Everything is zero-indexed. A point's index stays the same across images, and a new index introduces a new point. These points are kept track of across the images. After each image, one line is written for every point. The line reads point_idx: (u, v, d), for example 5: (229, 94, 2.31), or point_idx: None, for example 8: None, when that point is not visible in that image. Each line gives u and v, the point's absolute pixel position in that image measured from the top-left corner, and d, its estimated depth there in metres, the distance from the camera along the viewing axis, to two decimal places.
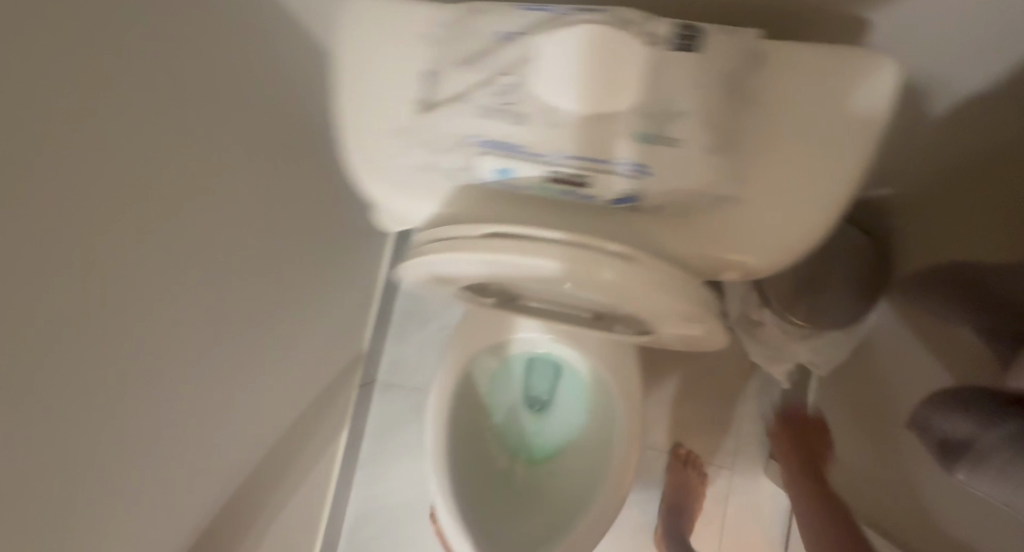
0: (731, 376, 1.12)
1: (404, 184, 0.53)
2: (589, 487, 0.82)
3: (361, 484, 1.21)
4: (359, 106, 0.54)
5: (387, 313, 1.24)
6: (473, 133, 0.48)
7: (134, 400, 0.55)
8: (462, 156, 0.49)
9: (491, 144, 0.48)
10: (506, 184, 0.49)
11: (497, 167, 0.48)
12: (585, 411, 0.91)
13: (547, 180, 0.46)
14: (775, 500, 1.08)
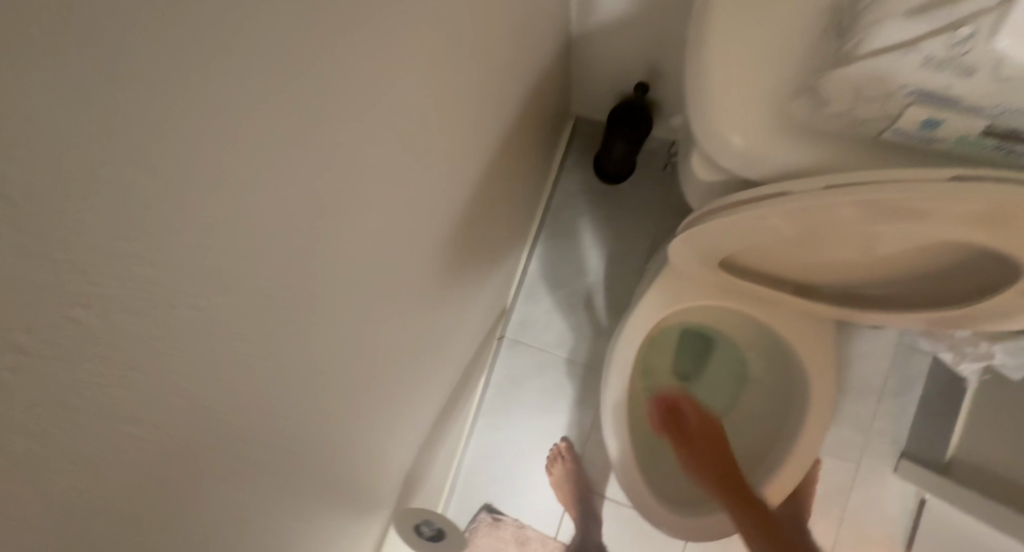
0: (875, 375, 1.10)
1: (775, 136, 0.50)
2: (756, 456, 0.85)
3: (482, 430, 1.27)
4: (734, 54, 0.50)
5: (525, 271, 1.28)
6: (907, 82, 0.42)
7: (413, 325, 0.60)
8: (878, 105, 0.45)
9: (925, 94, 0.43)
10: (922, 136, 0.47)
11: (923, 120, 0.45)
12: (741, 384, 0.94)
13: (979, 134, 0.45)
14: (903, 502, 1.08)
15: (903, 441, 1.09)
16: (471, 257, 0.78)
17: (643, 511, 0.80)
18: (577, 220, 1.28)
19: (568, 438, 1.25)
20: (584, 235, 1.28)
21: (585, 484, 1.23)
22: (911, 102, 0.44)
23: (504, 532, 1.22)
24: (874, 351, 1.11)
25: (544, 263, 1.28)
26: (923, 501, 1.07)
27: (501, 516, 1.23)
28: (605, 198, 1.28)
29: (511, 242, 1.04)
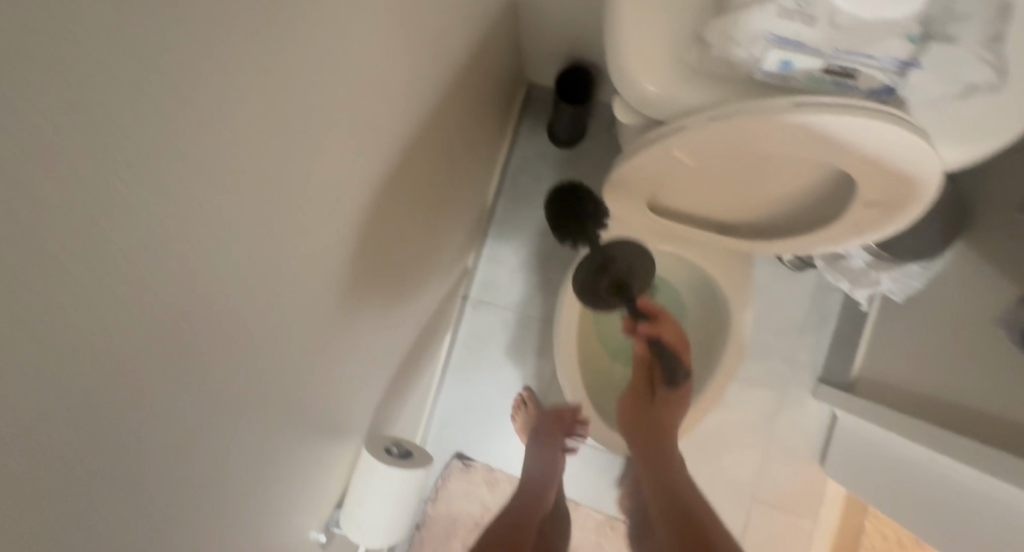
0: (793, 311, 1.27)
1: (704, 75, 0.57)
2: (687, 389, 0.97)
3: (452, 385, 1.36)
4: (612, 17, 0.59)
5: (484, 237, 1.36)
6: (766, 28, 0.52)
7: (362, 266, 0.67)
8: (754, 50, 0.53)
9: (776, 38, 0.52)
10: (782, 77, 0.54)
11: (780, 59, 0.53)
12: (682, 324, 1.04)
13: (822, 71, 0.53)
14: (817, 416, 1.26)
15: (819, 368, 1.26)
16: (416, 214, 0.85)
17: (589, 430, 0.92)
18: (529, 184, 1.36)
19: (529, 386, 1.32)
20: (537, 199, 1.36)
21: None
22: (767, 46, 0.52)
23: (473, 476, 1.34)
24: (792, 292, 1.27)
25: (501, 226, 1.37)
26: (835, 416, 1.24)
27: (470, 461, 1.35)
28: (555, 162, 1.36)
29: (466, 203, 1.12)
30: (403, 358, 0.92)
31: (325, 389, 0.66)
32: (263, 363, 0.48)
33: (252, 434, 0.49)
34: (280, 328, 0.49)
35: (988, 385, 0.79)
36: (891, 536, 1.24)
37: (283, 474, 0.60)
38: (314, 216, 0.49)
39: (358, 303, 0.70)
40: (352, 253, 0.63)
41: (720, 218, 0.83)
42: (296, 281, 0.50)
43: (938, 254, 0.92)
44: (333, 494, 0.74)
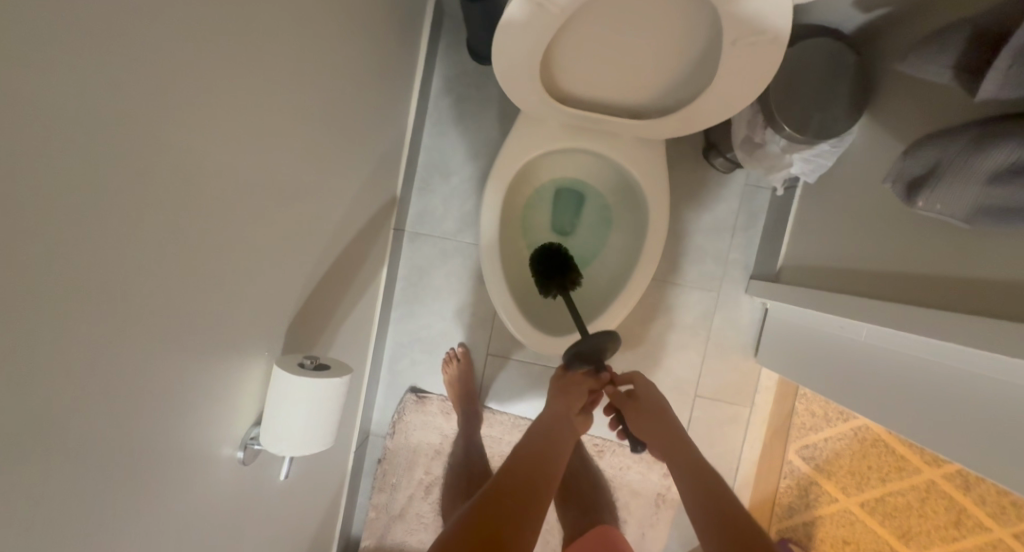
0: (723, 211, 1.29)
1: None
2: (614, 292, 0.99)
3: (398, 320, 1.35)
4: None
5: (413, 167, 1.31)
6: None
7: (261, 181, 0.63)
8: None
9: None
10: None
11: None
12: (608, 227, 1.04)
13: None
14: (749, 310, 1.32)
15: (750, 265, 1.30)
16: (328, 126, 0.81)
17: (521, 339, 0.92)
18: (455, 107, 1.31)
19: (464, 344, 1.35)
20: (466, 122, 1.31)
21: (473, 383, 1.34)
22: None
23: (428, 408, 1.35)
24: (722, 193, 1.28)
25: (432, 154, 1.32)
26: (767, 310, 1.30)
27: (423, 393, 1.35)
28: (482, 80, 1.30)
29: (384, 124, 1.07)
30: (319, 282, 0.89)
31: (239, 304, 0.64)
32: (137, 286, 0.44)
33: (149, 337, 0.48)
34: (169, 223, 0.47)
35: (898, 260, 0.86)
36: (818, 412, 1.37)
37: (192, 386, 0.58)
38: (190, 102, 0.45)
39: (267, 216, 0.67)
40: (252, 159, 0.60)
41: (624, 102, 0.82)
42: (181, 174, 0.47)
43: (846, 129, 0.94)
44: (250, 411, 0.70)
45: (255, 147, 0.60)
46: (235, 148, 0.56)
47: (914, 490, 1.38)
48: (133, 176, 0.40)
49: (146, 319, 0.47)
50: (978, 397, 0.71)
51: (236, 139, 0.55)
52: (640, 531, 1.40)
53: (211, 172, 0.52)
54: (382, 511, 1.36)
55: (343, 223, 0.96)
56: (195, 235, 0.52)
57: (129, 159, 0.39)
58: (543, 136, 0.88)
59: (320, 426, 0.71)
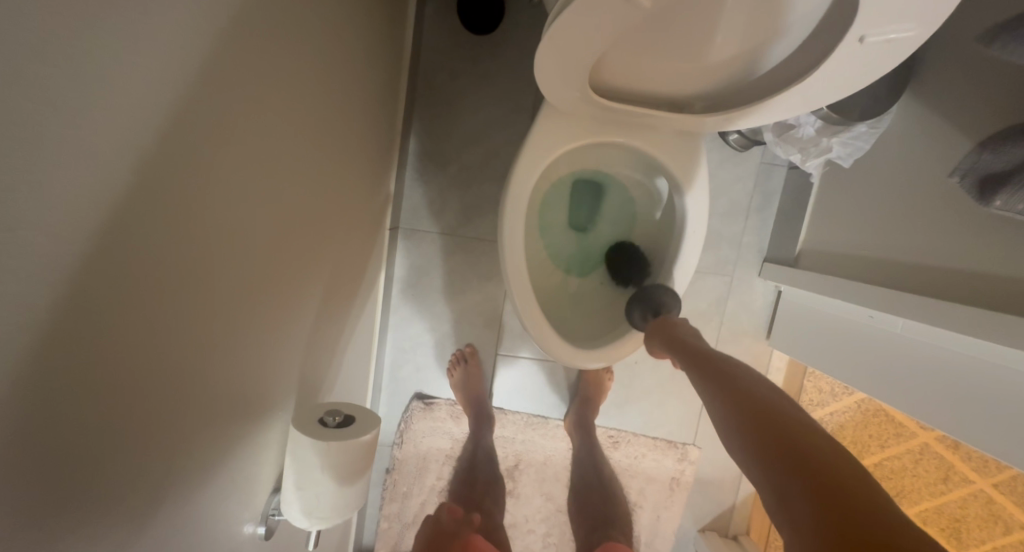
0: (738, 193, 1.23)
1: None
2: None
3: (397, 324, 1.26)
4: None
5: (403, 158, 1.18)
6: None
7: (232, 215, 0.51)
8: None
9: None
10: None
11: None
12: (632, 222, 0.96)
13: None
14: (762, 293, 1.28)
15: (765, 248, 1.25)
16: (309, 132, 0.68)
17: (550, 356, 0.83)
18: (446, 88, 1.17)
19: (472, 343, 1.28)
20: (460, 103, 1.18)
21: (482, 384, 1.25)
22: None
23: (436, 413, 1.29)
24: (738, 174, 1.22)
25: (422, 141, 1.19)
26: (780, 292, 1.27)
27: (431, 399, 1.29)
28: (474, 55, 1.16)
29: (368, 115, 0.94)
30: (319, 309, 0.78)
31: (228, 362, 0.54)
32: (82, 406, 0.33)
33: (122, 440, 0.38)
34: (124, 301, 0.36)
35: (932, 249, 0.81)
36: (824, 387, 1.37)
37: (189, 471, 0.49)
38: (130, 144, 0.34)
39: (249, 254, 0.56)
40: (222, 191, 0.48)
41: (666, 92, 0.71)
42: (134, 238, 0.36)
43: (885, 109, 0.88)
44: (268, 480, 0.66)
45: (223, 176, 0.48)
46: (195, 186, 0.43)
47: (909, 453, 1.30)
48: (61, 264, 0.29)
49: (114, 421, 0.37)
50: (1004, 398, 0.69)
51: (200, 174, 0.44)
52: (655, 514, 1.40)
53: (172, 225, 0.41)
54: (394, 520, 1.30)
55: (335, 235, 0.83)
56: (162, 305, 0.41)
57: (51, 247, 0.28)
58: (559, 130, 0.78)
59: (351, 492, 0.63)
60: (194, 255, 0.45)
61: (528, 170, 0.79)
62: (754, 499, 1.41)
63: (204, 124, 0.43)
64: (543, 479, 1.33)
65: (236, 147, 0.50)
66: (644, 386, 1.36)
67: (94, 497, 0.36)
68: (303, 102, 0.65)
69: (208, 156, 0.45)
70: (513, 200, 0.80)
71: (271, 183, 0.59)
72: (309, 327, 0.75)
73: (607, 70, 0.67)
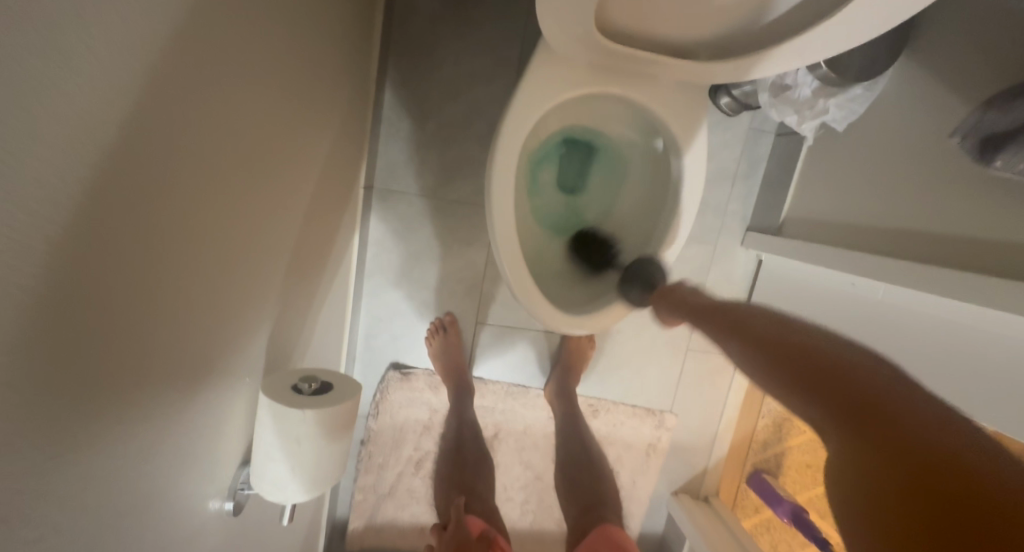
0: (724, 160, 1.20)
1: None
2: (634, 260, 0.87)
3: (372, 292, 1.20)
4: None
5: (377, 112, 1.09)
6: None
7: (199, 155, 0.44)
8: None
9: None
10: None
11: None
12: (622, 184, 0.92)
13: None
14: (744, 262, 1.28)
15: (748, 217, 1.25)
16: (278, 66, 0.60)
17: (540, 321, 0.79)
18: (425, 36, 1.08)
19: (451, 312, 1.23)
20: (440, 53, 1.09)
21: (461, 354, 1.22)
22: None
23: (414, 384, 1.24)
24: (727, 139, 1.19)
25: (399, 94, 1.11)
26: (761, 262, 1.27)
27: (407, 369, 1.24)
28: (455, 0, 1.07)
29: (342, 58, 0.85)
30: (289, 271, 0.72)
31: (189, 319, 0.47)
32: (31, 374, 0.28)
33: (67, 404, 0.32)
34: (71, 238, 0.29)
35: (922, 216, 0.81)
36: None
37: (146, 439, 0.43)
38: (84, 51, 0.28)
39: (215, 200, 0.49)
40: (187, 121, 0.41)
41: (669, 39, 0.67)
42: (85, 161, 0.29)
43: (883, 71, 0.87)
44: (234, 453, 0.61)
45: (187, 103, 0.41)
46: (160, 118, 0.37)
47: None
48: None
49: (61, 380, 0.31)
50: (984, 361, 0.71)
51: (160, 94, 0.37)
52: (631, 480, 1.42)
53: (134, 161, 0.35)
54: (369, 493, 1.26)
55: (306, 188, 0.76)
56: (118, 259, 0.35)
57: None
58: (556, 80, 0.72)
59: (330, 462, 0.59)
60: (158, 200, 0.39)
61: (523, 122, 0.73)
62: (726, 463, 1.45)
63: (171, 46, 0.37)
64: (522, 448, 1.32)
65: (202, 72, 0.43)
66: (623, 355, 1.35)
67: (43, 469, 0.30)
68: (272, 30, 0.57)
69: (171, 76, 0.38)
70: (505, 155, 0.74)
71: (241, 122, 0.52)
72: (280, 287, 0.68)
73: (619, 14, 0.63)
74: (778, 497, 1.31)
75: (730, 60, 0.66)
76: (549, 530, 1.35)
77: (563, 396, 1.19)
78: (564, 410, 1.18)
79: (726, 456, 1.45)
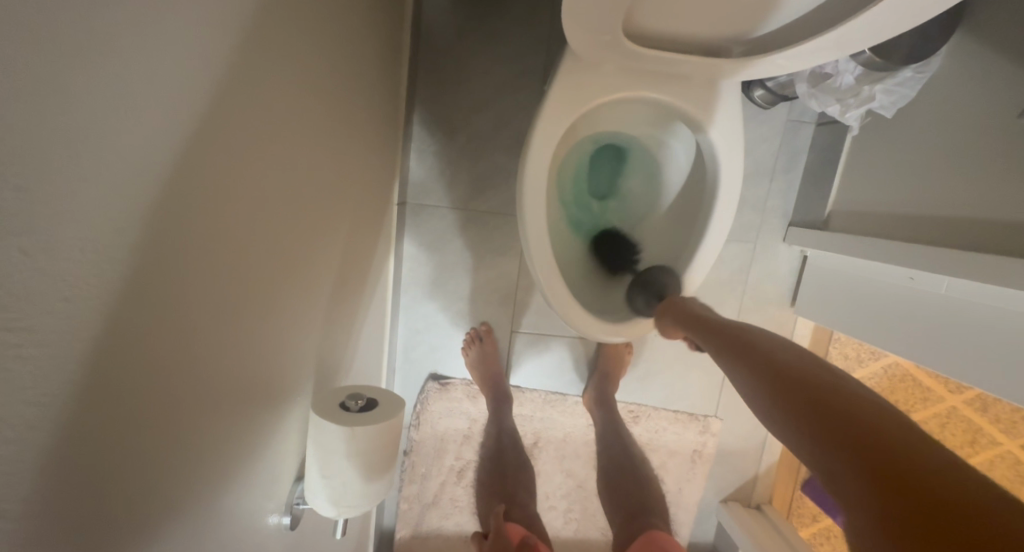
0: (761, 155, 1.16)
1: None
2: (671, 264, 0.85)
3: (409, 305, 1.22)
4: None
5: (408, 128, 1.11)
6: None
7: (247, 187, 0.46)
8: None
9: None
10: None
11: None
12: (655, 186, 0.90)
13: None
14: (788, 259, 1.23)
15: (790, 212, 1.19)
16: (315, 95, 0.62)
17: (578, 330, 0.78)
18: (451, 51, 1.10)
19: (486, 322, 1.24)
20: (467, 66, 1.10)
21: (498, 363, 1.22)
22: None
23: (453, 394, 1.26)
24: (764, 133, 1.15)
25: (428, 110, 1.12)
26: (805, 258, 1.22)
27: (446, 380, 1.26)
28: (478, 12, 1.08)
29: (374, 78, 0.87)
30: (333, 289, 0.74)
31: (243, 344, 0.49)
32: (97, 404, 0.30)
33: (128, 431, 0.33)
34: (120, 270, 0.30)
35: (988, 202, 0.76)
36: (851, 354, 1.30)
37: (203, 460, 0.44)
38: (135, 101, 0.29)
39: (261, 227, 0.50)
40: (228, 152, 0.42)
41: (700, 36, 0.65)
42: (140, 202, 0.31)
43: (935, 51, 0.82)
44: (291, 468, 0.63)
45: (231, 139, 0.42)
46: (209, 156, 0.39)
47: (935, 418, 1.20)
48: (43, 222, 0.24)
49: (128, 410, 0.33)
50: None
51: (206, 132, 0.38)
52: (677, 487, 1.38)
53: (186, 199, 0.36)
54: (414, 502, 1.28)
55: (346, 208, 0.78)
56: (178, 293, 0.37)
57: (40, 202, 0.23)
58: (584, 86, 0.71)
59: (377, 477, 0.60)
60: (212, 235, 0.41)
61: (552, 131, 0.72)
62: (778, 468, 1.39)
63: (215, 88, 0.39)
64: (564, 456, 1.31)
65: (246, 109, 0.45)
66: (663, 359, 1.32)
67: (104, 497, 0.32)
68: (308, 61, 0.59)
69: (216, 116, 0.40)
70: (535, 165, 0.74)
71: (285, 151, 0.54)
72: (326, 306, 0.71)
73: (645, 17, 0.62)
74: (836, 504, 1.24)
75: (763, 55, 0.64)
76: (593, 538, 1.33)
77: (602, 404, 1.17)
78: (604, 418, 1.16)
79: (777, 462, 1.39)
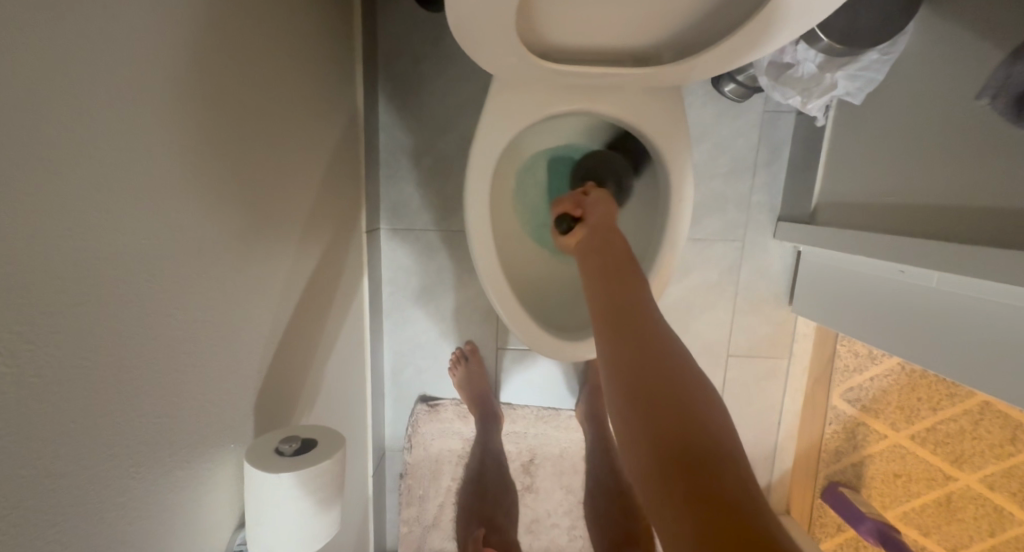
0: (740, 151, 1.11)
1: None
2: None
3: (393, 328, 1.23)
4: None
5: (376, 155, 1.13)
6: None
7: (174, 244, 0.48)
8: None
9: None
10: None
11: None
12: (613, 193, 0.87)
13: None
14: (780, 256, 1.17)
15: (777, 206, 1.14)
16: (254, 145, 0.64)
17: (534, 349, 0.76)
18: (411, 76, 1.10)
19: (471, 340, 1.23)
20: (428, 89, 1.11)
21: (485, 381, 1.21)
22: None
23: (443, 415, 1.25)
24: (741, 127, 1.10)
25: (395, 135, 1.14)
26: (799, 253, 1.15)
27: (435, 401, 1.26)
28: (435, 35, 1.09)
29: (327, 112, 0.89)
30: (290, 325, 0.75)
31: (188, 394, 0.51)
32: (20, 479, 0.31)
33: (59, 495, 0.35)
34: (33, 345, 0.32)
35: (965, 187, 0.70)
36: (860, 351, 1.20)
37: (150, 510, 0.45)
38: (33, 187, 0.31)
39: (194, 279, 0.52)
40: (149, 216, 0.44)
41: (632, 45, 0.64)
42: (49, 277, 0.33)
43: (901, 30, 0.76)
44: (231, 514, 0.62)
45: (154, 201, 0.44)
46: (128, 223, 0.41)
47: (967, 415, 1.10)
48: None
49: (58, 475, 0.35)
50: None
51: (124, 201, 0.40)
52: None
53: (103, 270, 0.38)
54: (414, 524, 1.28)
55: (300, 243, 0.79)
56: (105, 357, 0.39)
57: None
58: (523, 104, 0.70)
59: (319, 519, 0.59)
60: (141, 296, 0.43)
61: (493, 152, 0.71)
62: (793, 474, 1.31)
63: (131, 158, 0.41)
64: (561, 472, 1.28)
65: (168, 170, 0.46)
66: None
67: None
68: (243, 111, 0.61)
69: (134, 183, 0.42)
70: (477, 187, 0.73)
71: (219, 202, 0.56)
72: (281, 344, 0.72)
73: (567, 32, 0.61)
74: (858, 514, 1.17)
75: (698, 55, 0.62)
76: None
77: (590, 419, 1.14)
78: (593, 433, 1.13)
79: (792, 469, 1.31)
